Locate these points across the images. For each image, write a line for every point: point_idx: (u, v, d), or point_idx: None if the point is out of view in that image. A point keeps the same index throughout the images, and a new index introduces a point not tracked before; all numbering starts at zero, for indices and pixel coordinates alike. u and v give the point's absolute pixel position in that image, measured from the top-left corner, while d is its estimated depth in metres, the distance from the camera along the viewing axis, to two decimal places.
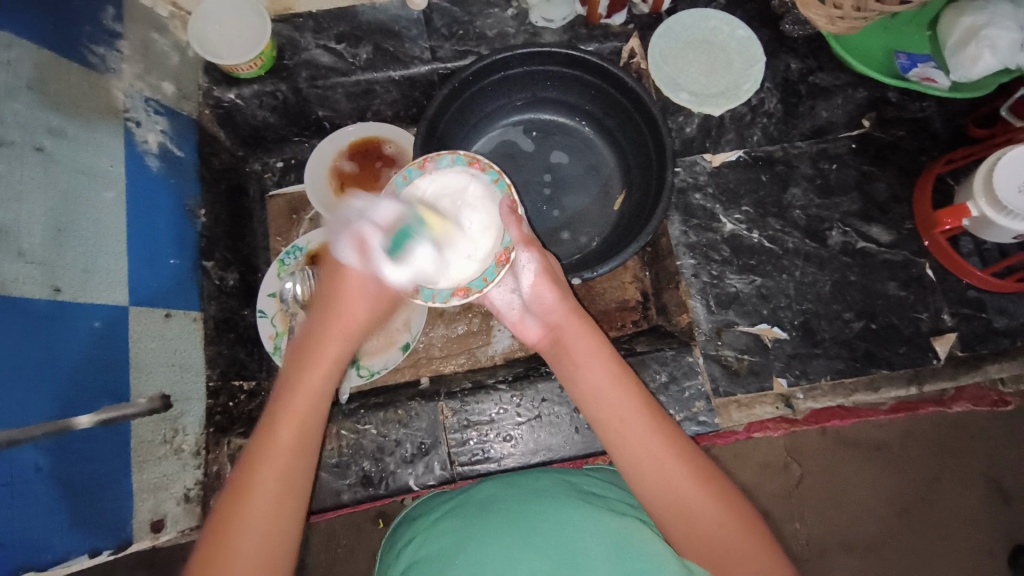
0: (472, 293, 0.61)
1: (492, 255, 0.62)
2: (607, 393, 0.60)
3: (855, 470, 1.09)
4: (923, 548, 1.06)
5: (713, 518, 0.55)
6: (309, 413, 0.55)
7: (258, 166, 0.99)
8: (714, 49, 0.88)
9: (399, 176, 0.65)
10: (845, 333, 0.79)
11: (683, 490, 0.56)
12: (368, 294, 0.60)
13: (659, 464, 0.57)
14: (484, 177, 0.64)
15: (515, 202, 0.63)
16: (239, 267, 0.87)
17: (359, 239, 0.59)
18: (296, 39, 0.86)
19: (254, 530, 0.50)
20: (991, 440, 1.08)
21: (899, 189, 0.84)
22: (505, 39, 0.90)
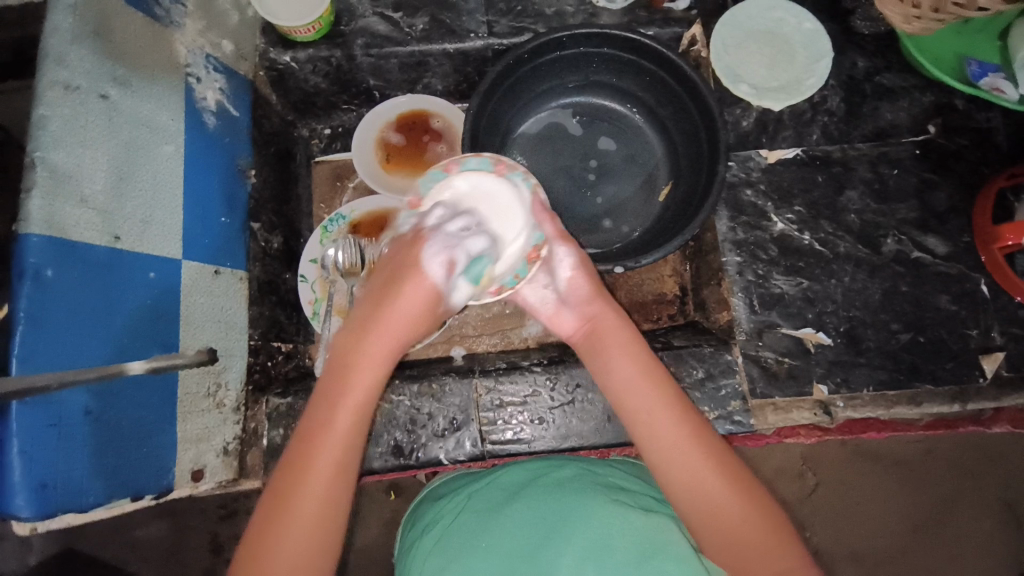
0: (503, 290, 0.62)
1: (521, 252, 0.62)
2: (639, 385, 0.60)
3: (874, 483, 1.07)
4: (934, 567, 1.05)
5: (738, 521, 0.54)
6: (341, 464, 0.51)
7: (305, 131, 0.98)
8: (778, 41, 0.86)
9: (424, 178, 0.64)
10: (891, 344, 0.77)
11: (710, 492, 0.55)
12: (431, 308, 0.56)
13: (688, 459, 0.56)
14: (512, 178, 0.65)
15: (540, 200, 0.65)
16: (284, 231, 0.88)
17: (449, 261, 0.56)
18: (353, 6, 0.86)
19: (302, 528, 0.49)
20: (1013, 465, 1.06)
21: (959, 200, 0.82)
22: (562, 18, 0.89)
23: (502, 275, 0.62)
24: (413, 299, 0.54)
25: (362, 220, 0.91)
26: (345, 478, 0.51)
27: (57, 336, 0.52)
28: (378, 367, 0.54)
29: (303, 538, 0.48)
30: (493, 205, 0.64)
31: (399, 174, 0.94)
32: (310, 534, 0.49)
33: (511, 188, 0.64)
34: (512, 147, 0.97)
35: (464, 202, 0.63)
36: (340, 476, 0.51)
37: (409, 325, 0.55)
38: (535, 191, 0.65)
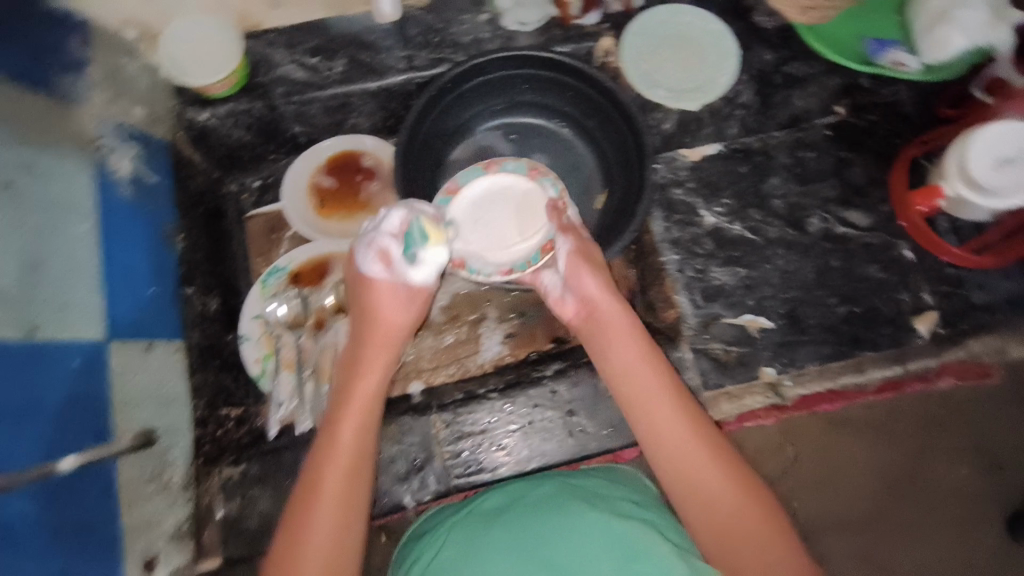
0: (515, 270, 0.73)
1: (538, 244, 0.73)
2: (635, 372, 0.62)
3: (849, 448, 1.01)
4: (914, 523, 0.99)
5: (730, 515, 0.56)
6: (349, 475, 0.58)
7: (234, 186, 0.94)
8: (688, 44, 0.89)
9: (467, 170, 0.76)
10: (831, 318, 0.79)
11: (704, 484, 0.57)
12: (400, 300, 0.66)
13: (680, 447, 0.58)
14: (542, 181, 0.76)
15: (567, 203, 0.74)
16: (221, 291, 0.86)
17: (380, 251, 0.65)
18: (269, 55, 0.84)
19: (330, 511, 0.56)
20: (984, 415, 1.00)
21: (875, 172, 0.85)
22: (479, 45, 0.90)
23: (516, 260, 0.73)
24: (384, 297, 0.65)
25: (303, 268, 0.89)
26: (354, 490, 0.58)
27: None
28: (371, 363, 0.64)
29: (332, 519, 0.56)
30: (519, 201, 0.75)
31: (335, 218, 0.93)
32: (338, 525, 0.56)
33: (540, 190, 0.75)
34: (445, 175, 0.97)
35: (497, 195, 0.75)
36: (357, 459, 0.59)
37: (392, 322, 0.66)
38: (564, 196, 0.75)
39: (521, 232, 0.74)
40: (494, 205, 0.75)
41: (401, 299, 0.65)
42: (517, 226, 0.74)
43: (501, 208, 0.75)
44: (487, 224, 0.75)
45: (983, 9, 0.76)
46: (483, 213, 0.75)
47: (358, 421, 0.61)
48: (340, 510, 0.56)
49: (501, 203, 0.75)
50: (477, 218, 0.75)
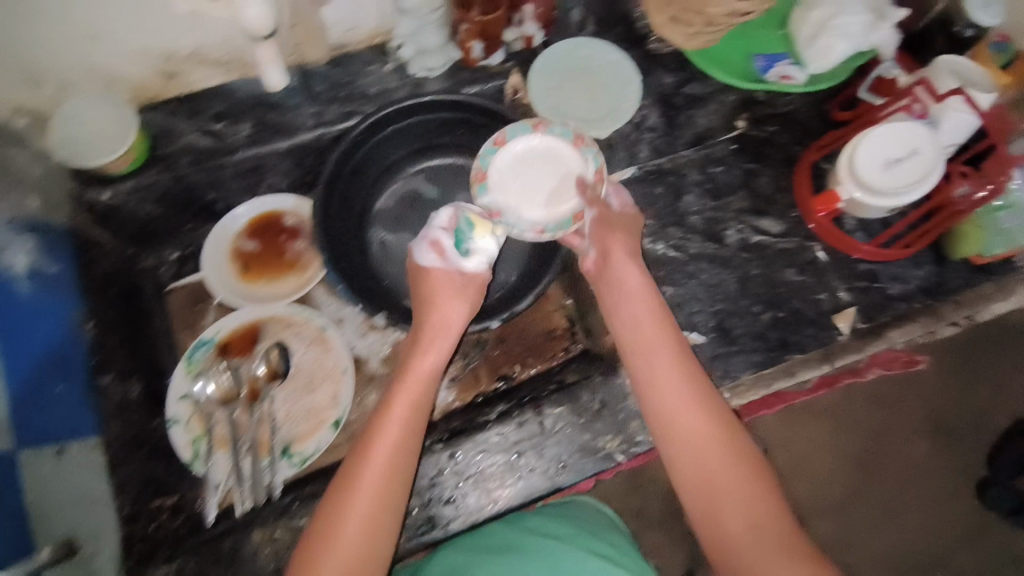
0: (542, 233, 0.77)
1: (570, 212, 0.77)
2: (642, 323, 0.72)
3: (815, 435, 1.10)
4: (887, 497, 1.09)
5: (699, 451, 0.64)
6: (399, 445, 0.67)
7: (151, 260, 0.90)
8: (591, 74, 0.91)
9: (515, 124, 0.77)
10: (757, 326, 0.82)
11: (687, 422, 0.65)
12: (454, 288, 0.77)
13: (675, 389, 0.67)
14: (585, 152, 0.77)
15: (600, 179, 0.77)
16: (142, 375, 0.83)
17: (434, 245, 0.78)
18: (170, 126, 0.83)
19: (375, 470, 0.65)
20: (926, 384, 1.10)
21: (782, 180, 0.89)
22: (388, 94, 0.90)
23: (546, 223, 0.76)
24: (441, 281, 0.77)
25: (232, 337, 0.86)
26: (403, 457, 0.67)
27: None
28: (432, 351, 0.75)
29: (380, 476, 0.65)
30: (557, 169, 0.77)
31: (261, 281, 0.91)
32: (383, 481, 0.65)
33: (581, 161, 0.77)
34: (372, 224, 0.95)
35: (539, 156, 0.77)
36: (410, 429, 0.69)
37: (445, 307, 0.76)
38: (601, 171, 0.78)
39: (557, 198, 0.77)
40: (535, 166, 0.77)
41: (455, 284, 0.77)
42: (553, 192, 0.77)
43: (542, 171, 0.77)
44: (525, 182, 0.77)
45: (860, 14, 0.79)
46: (524, 172, 0.77)
47: (414, 398, 0.71)
48: (386, 468, 0.65)
49: (543, 166, 0.77)
50: (518, 178, 0.77)
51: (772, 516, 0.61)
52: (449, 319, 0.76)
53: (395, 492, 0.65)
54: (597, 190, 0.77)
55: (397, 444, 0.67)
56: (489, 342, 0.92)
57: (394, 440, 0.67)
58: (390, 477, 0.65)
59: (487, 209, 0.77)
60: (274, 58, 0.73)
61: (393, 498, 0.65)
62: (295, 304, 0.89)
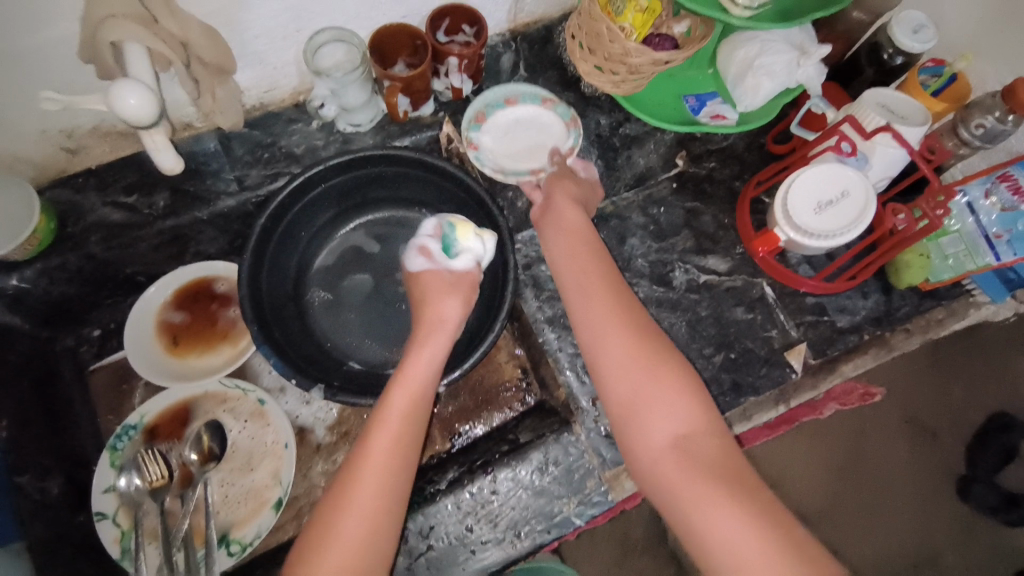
0: (500, 174, 0.87)
1: (534, 171, 0.88)
2: (569, 254, 0.73)
3: (792, 445, 1.10)
4: (871, 503, 1.07)
5: (628, 365, 0.65)
6: (399, 447, 0.64)
7: (70, 341, 0.86)
8: (530, 119, 0.90)
9: (532, 90, 0.90)
10: (710, 368, 0.80)
11: (618, 353, 0.65)
12: (446, 288, 0.75)
13: (603, 307, 0.68)
14: (571, 132, 0.89)
15: (571, 155, 0.88)
16: (63, 469, 0.75)
17: (421, 249, 0.78)
18: (78, 203, 0.78)
19: (374, 475, 0.62)
20: (899, 386, 1.10)
21: (724, 217, 0.88)
22: (315, 153, 0.88)
23: (508, 169, 0.88)
24: (433, 278, 0.76)
25: (161, 419, 0.80)
26: (401, 460, 0.63)
27: None
28: (435, 350, 0.71)
29: (380, 475, 0.62)
30: (541, 138, 0.89)
31: (193, 354, 0.86)
32: (382, 485, 0.61)
33: (563, 137, 0.89)
34: (309, 285, 0.92)
35: (533, 121, 0.90)
36: (410, 426, 0.65)
37: (441, 308, 0.74)
38: (575, 152, 0.88)
39: (529, 157, 0.89)
40: (525, 128, 0.90)
41: (445, 282, 0.75)
42: (529, 154, 0.89)
43: (530, 132, 0.90)
44: (510, 136, 0.89)
45: (785, 53, 0.80)
46: (514, 127, 0.90)
47: (412, 393, 0.67)
48: (385, 467, 0.62)
49: (533, 130, 0.90)
50: (504, 134, 0.90)
51: (702, 436, 0.61)
52: (443, 316, 0.73)
53: (393, 492, 0.62)
54: (566, 162, 0.87)
55: (394, 446, 0.64)
56: (441, 399, 0.89)
57: (390, 441, 0.64)
58: (388, 481, 0.62)
59: (471, 140, 0.88)
60: (168, 145, 0.67)
61: (391, 502, 0.61)
62: (229, 378, 0.84)
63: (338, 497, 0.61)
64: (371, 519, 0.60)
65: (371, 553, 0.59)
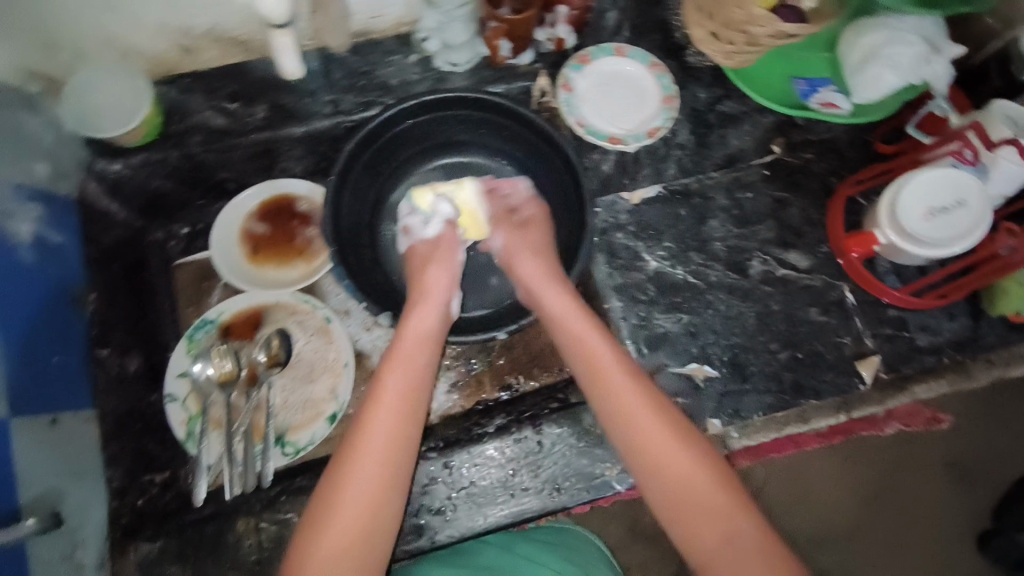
0: (579, 128, 0.85)
1: (613, 135, 0.85)
2: (576, 319, 0.70)
3: (826, 461, 0.99)
4: (895, 535, 0.98)
5: (654, 437, 0.62)
6: (407, 399, 0.65)
7: (160, 234, 0.89)
8: (630, 84, 0.87)
9: (644, 53, 0.87)
10: (773, 365, 0.78)
11: (648, 431, 0.62)
12: (427, 254, 0.78)
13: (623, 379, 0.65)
14: (666, 107, 0.85)
15: (656, 132, 0.84)
16: (143, 349, 0.80)
17: (405, 229, 0.80)
18: (184, 103, 0.81)
19: (379, 440, 0.61)
20: (959, 422, 0.99)
21: (813, 212, 0.84)
22: (408, 87, 0.87)
23: (589, 126, 0.85)
24: (420, 248, 0.79)
25: (235, 319, 0.85)
26: (407, 428, 0.63)
27: None
28: (426, 317, 0.72)
29: (386, 442, 0.61)
30: (634, 105, 0.86)
31: (270, 265, 0.89)
32: (389, 448, 0.61)
33: (656, 109, 0.85)
34: (385, 216, 0.93)
35: (633, 83, 0.87)
36: (414, 397, 0.65)
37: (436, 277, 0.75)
38: (664, 130, 0.85)
39: (613, 119, 0.85)
40: (622, 87, 0.86)
41: (424, 250, 0.78)
42: (620, 114, 0.86)
43: (625, 93, 0.86)
44: (604, 90, 0.86)
45: (915, 44, 0.74)
46: (612, 82, 0.86)
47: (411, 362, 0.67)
48: (390, 435, 0.62)
49: (630, 94, 0.86)
50: (601, 85, 0.86)
51: (742, 531, 0.57)
52: (431, 284, 0.75)
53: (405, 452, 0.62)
54: (647, 138, 0.84)
55: (398, 418, 0.63)
56: (495, 349, 0.89)
57: (395, 418, 0.63)
58: (397, 446, 0.62)
59: (565, 82, 0.86)
60: (291, 49, 0.75)
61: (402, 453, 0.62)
62: (301, 293, 0.87)
63: (344, 463, 0.61)
64: (385, 470, 0.60)
65: (378, 519, 0.59)
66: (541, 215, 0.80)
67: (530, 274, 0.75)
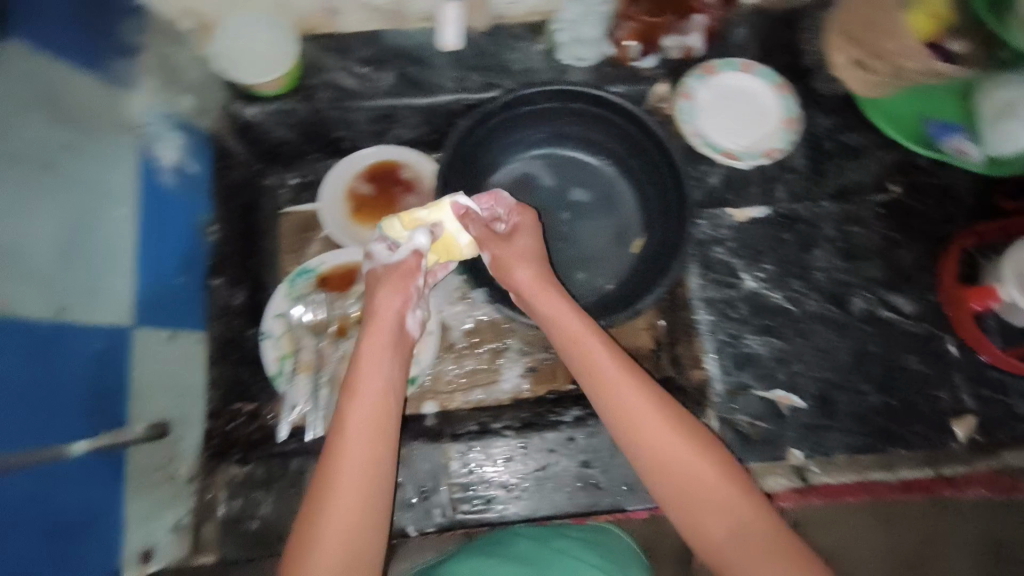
0: (694, 139, 0.85)
1: (729, 150, 0.83)
2: (569, 318, 0.68)
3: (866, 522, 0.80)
4: None
5: (661, 442, 0.59)
6: (379, 410, 0.60)
7: (273, 180, 0.94)
8: (754, 101, 0.85)
9: (772, 71, 0.85)
10: (862, 406, 0.77)
11: (653, 435, 0.60)
12: (396, 278, 0.68)
13: (622, 386, 0.62)
14: (787, 130, 0.84)
15: (773, 154, 0.83)
16: (249, 285, 0.85)
17: (370, 255, 0.71)
18: (320, 61, 0.84)
19: (361, 418, 0.60)
20: None
21: (925, 259, 0.82)
22: (529, 74, 0.89)
23: (705, 138, 0.85)
24: (381, 271, 0.69)
25: (333, 273, 0.87)
26: (389, 409, 0.61)
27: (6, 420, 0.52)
28: (389, 313, 0.67)
29: (371, 416, 0.60)
30: (754, 123, 0.84)
31: (369, 225, 0.92)
32: (370, 435, 0.58)
33: (775, 130, 0.84)
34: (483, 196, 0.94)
35: (755, 100, 0.85)
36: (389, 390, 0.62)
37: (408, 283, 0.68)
38: (782, 152, 0.83)
39: (730, 134, 0.84)
40: (745, 102, 0.85)
41: (389, 274, 0.69)
42: (737, 130, 0.84)
43: (746, 108, 0.84)
44: (725, 104, 0.85)
45: None
46: (734, 97, 0.85)
47: (381, 342, 0.65)
48: (375, 413, 0.60)
49: (751, 110, 0.85)
50: (722, 98, 0.85)
51: (756, 524, 0.56)
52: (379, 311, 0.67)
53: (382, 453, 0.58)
54: (764, 158, 0.83)
55: (379, 399, 0.61)
56: None
57: (376, 398, 0.61)
58: (381, 429, 0.60)
59: (684, 91, 0.86)
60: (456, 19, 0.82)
61: (381, 470, 0.57)
62: None
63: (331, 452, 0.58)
64: (372, 448, 0.58)
65: (369, 509, 0.56)
66: (529, 219, 0.77)
67: (526, 282, 0.71)
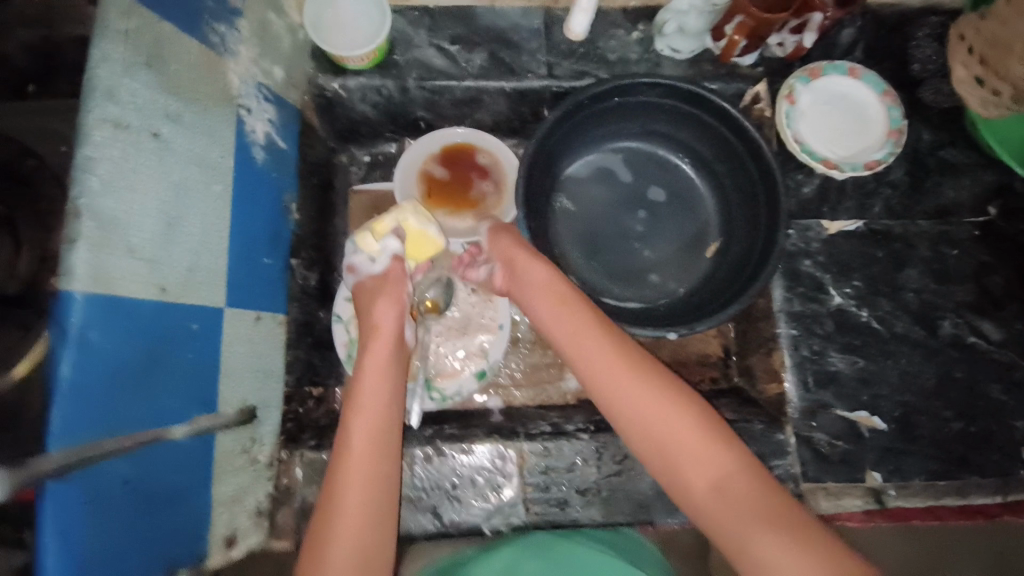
0: (793, 143, 0.82)
1: (830, 158, 0.81)
2: (562, 312, 0.68)
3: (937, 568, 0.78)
4: None
5: (662, 439, 0.59)
6: (380, 416, 0.62)
7: (344, 158, 0.93)
8: (857, 109, 0.83)
9: (879, 79, 0.83)
10: (943, 433, 0.76)
11: (656, 432, 0.59)
12: (386, 278, 0.70)
13: (627, 388, 0.62)
14: (891, 141, 0.81)
15: (876, 164, 0.80)
16: (322, 266, 0.83)
17: (350, 268, 0.72)
18: (409, 35, 0.81)
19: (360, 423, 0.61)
20: None
21: (1017, 286, 0.80)
22: (625, 65, 0.84)
23: (805, 143, 0.82)
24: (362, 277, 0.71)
25: None
26: (387, 415, 0.62)
27: (109, 403, 0.50)
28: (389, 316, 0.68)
29: (370, 421, 0.61)
30: (857, 132, 0.83)
31: (441, 211, 0.89)
32: (371, 441, 0.60)
33: (879, 141, 0.82)
34: (559, 188, 0.91)
35: (860, 108, 0.83)
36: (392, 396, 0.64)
37: (398, 284, 0.70)
38: (883, 163, 0.81)
39: (831, 142, 0.82)
40: (848, 111, 0.83)
41: (373, 284, 0.70)
42: (838, 139, 0.83)
43: (848, 118, 0.83)
44: (828, 109, 0.83)
45: None
46: (838, 103, 0.83)
47: (384, 345, 0.67)
48: (376, 419, 0.62)
49: (854, 119, 0.83)
50: (825, 104, 0.83)
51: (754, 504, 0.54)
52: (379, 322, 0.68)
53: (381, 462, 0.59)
54: (864, 171, 0.80)
55: (378, 403, 0.63)
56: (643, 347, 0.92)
57: (376, 404, 0.62)
58: (380, 436, 0.61)
59: (786, 92, 0.83)
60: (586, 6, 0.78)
61: (378, 472, 0.59)
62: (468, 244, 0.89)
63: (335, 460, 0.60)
64: (370, 447, 0.60)
65: (371, 509, 0.57)
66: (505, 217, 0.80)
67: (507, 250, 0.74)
